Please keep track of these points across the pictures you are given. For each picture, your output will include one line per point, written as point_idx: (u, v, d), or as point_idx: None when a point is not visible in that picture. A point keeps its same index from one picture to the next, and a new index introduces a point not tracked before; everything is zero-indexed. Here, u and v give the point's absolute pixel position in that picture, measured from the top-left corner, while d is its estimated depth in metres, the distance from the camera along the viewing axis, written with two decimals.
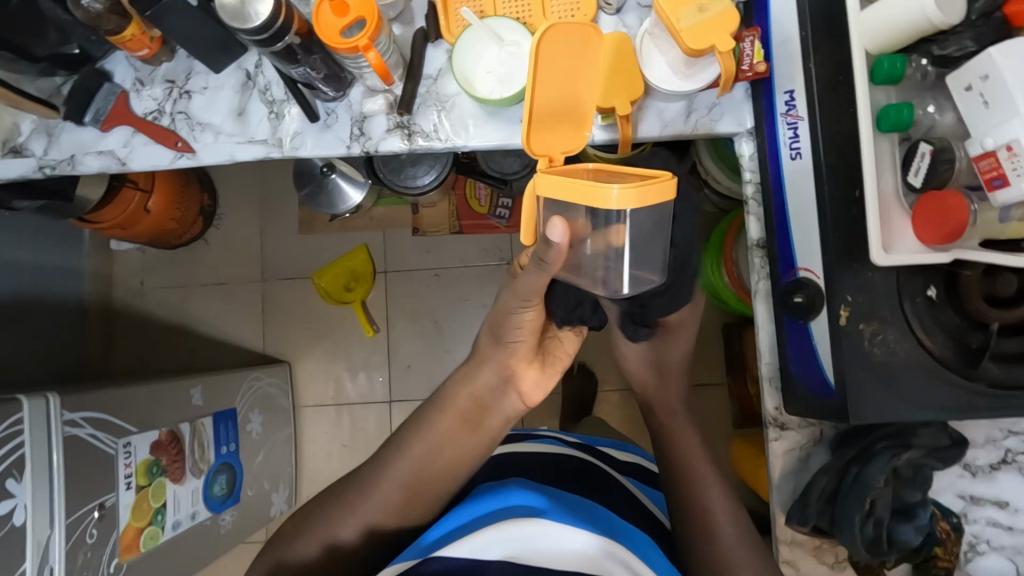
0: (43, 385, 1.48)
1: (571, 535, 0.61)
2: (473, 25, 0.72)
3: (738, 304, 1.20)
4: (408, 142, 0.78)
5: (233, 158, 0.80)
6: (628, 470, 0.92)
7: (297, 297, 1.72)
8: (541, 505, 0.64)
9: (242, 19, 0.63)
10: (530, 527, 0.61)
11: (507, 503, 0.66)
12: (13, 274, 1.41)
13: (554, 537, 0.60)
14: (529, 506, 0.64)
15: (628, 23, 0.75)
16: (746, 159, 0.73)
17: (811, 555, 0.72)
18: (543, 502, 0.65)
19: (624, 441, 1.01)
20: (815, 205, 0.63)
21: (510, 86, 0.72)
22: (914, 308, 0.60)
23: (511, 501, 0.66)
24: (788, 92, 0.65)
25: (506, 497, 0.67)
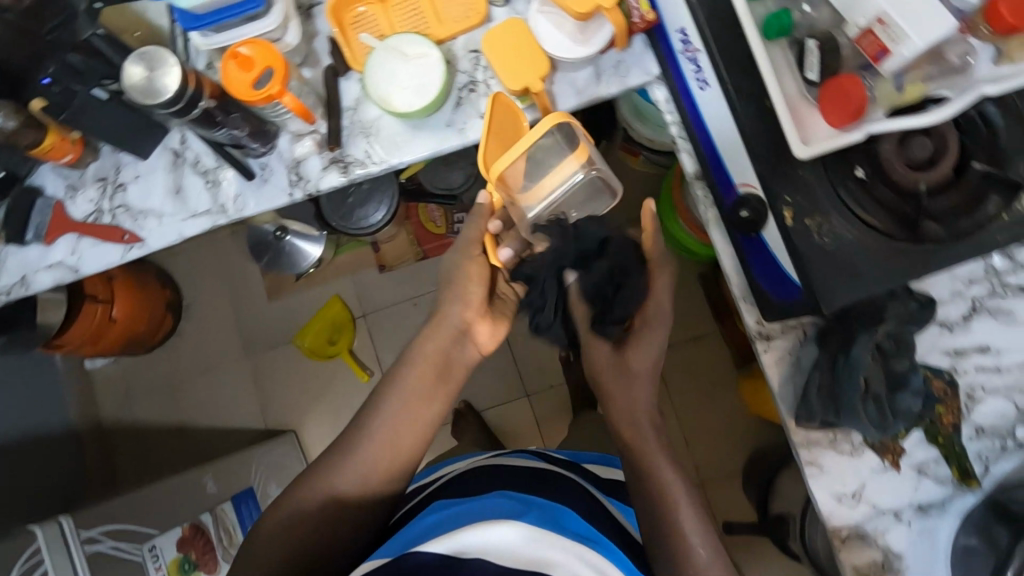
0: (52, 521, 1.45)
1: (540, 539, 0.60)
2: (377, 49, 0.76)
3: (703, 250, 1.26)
4: (346, 174, 0.80)
5: (182, 236, 0.81)
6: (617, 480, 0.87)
7: (285, 365, 1.71)
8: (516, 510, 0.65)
9: (153, 95, 0.64)
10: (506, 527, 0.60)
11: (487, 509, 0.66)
12: None
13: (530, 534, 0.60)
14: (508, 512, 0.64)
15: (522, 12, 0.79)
16: (663, 103, 0.77)
17: (829, 448, 0.73)
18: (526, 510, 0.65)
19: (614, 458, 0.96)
20: (734, 125, 0.67)
21: (429, 92, 0.75)
22: (848, 191, 0.65)
23: (487, 507, 0.66)
24: (680, 30, 0.70)
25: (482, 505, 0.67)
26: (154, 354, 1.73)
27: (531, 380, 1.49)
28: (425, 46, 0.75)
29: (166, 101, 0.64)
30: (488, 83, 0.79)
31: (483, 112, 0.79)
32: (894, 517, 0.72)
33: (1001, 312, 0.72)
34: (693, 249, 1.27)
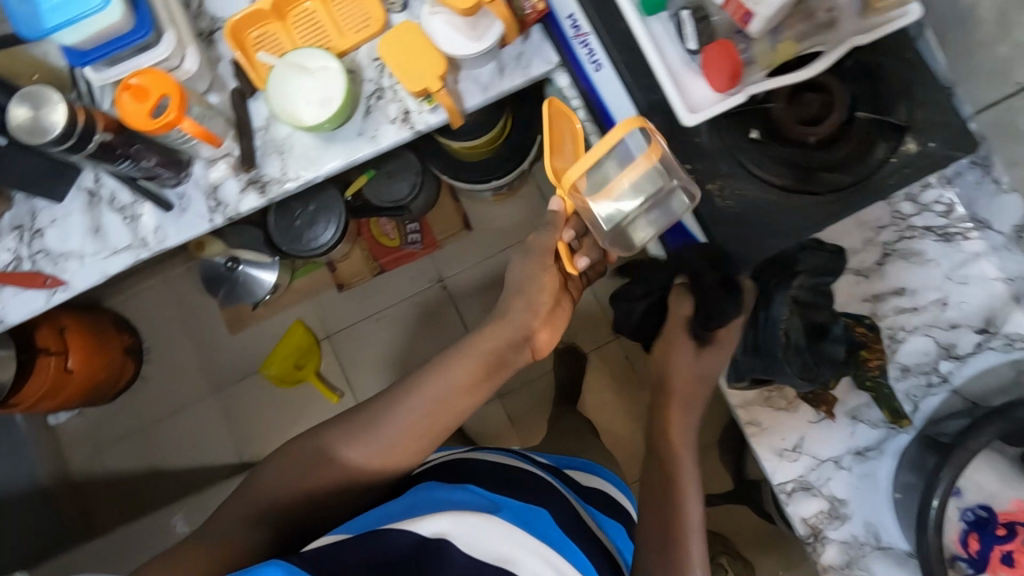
0: None
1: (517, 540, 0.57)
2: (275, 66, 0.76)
3: None
4: (264, 194, 0.80)
5: (106, 274, 0.80)
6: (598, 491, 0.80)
7: (254, 396, 1.70)
8: (489, 504, 0.61)
9: (41, 133, 0.64)
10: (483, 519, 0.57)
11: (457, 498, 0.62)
12: None
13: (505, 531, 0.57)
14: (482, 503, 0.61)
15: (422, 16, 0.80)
16: (567, 89, 0.79)
17: (764, 404, 0.75)
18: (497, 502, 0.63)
19: (601, 468, 0.90)
20: (629, 101, 0.69)
21: (334, 103, 0.75)
22: (743, 151, 0.67)
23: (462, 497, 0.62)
24: (570, 15, 0.71)
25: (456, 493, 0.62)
26: (120, 400, 1.71)
27: None
28: (325, 59, 0.76)
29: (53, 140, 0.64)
30: (394, 88, 0.80)
31: (393, 117, 0.80)
32: (834, 464, 0.74)
33: (913, 253, 0.74)
34: None
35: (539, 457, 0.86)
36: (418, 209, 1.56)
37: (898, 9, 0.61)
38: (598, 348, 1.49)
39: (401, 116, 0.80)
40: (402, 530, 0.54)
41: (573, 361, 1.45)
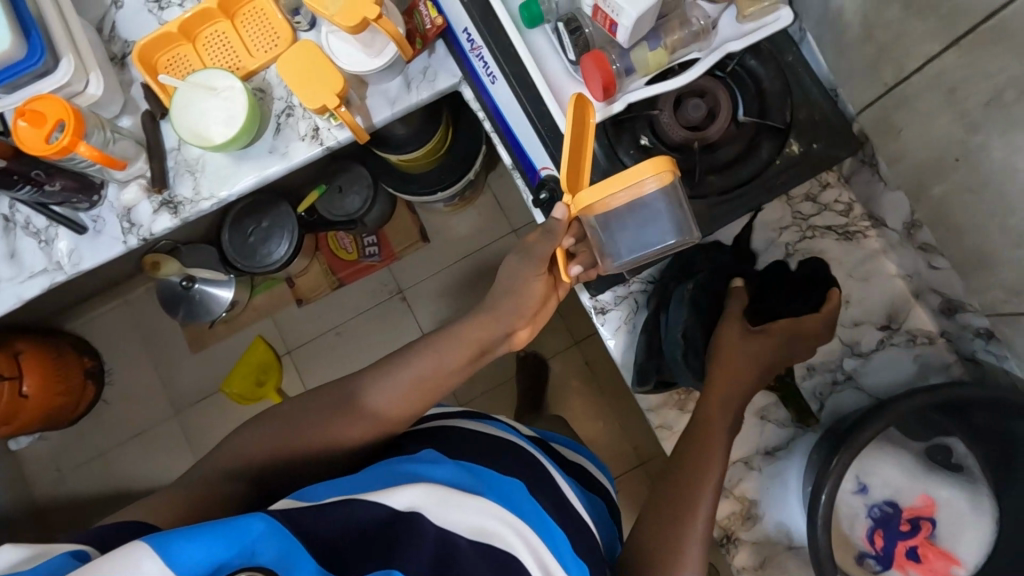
0: None
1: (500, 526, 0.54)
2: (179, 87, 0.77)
3: None
4: (176, 214, 0.81)
5: (23, 299, 0.81)
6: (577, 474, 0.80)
7: (216, 414, 1.70)
8: (479, 483, 0.57)
9: None
10: (468, 502, 0.53)
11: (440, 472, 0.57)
12: None
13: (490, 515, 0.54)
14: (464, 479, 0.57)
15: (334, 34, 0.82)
16: (473, 102, 0.80)
17: (674, 408, 0.75)
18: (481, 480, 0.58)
19: (584, 448, 0.89)
20: (521, 112, 0.70)
21: (239, 121, 0.76)
22: (632, 158, 0.68)
23: (446, 473, 0.57)
24: (465, 30, 0.73)
25: (440, 467, 0.57)
26: (83, 423, 1.70)
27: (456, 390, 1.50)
28: (230, 79, 0.77)
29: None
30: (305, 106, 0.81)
31: (303, 135, 0.81)
32: (745, 465, 0.74)
33: (816, 251, 0.75)
34: None
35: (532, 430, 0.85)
36: (372, 221, 1.58)
37: (769, 15, 0.61)
38: (555, 353, 1.50)
39: (311, 133, 0.81)
40: (371, 500, 0.50)
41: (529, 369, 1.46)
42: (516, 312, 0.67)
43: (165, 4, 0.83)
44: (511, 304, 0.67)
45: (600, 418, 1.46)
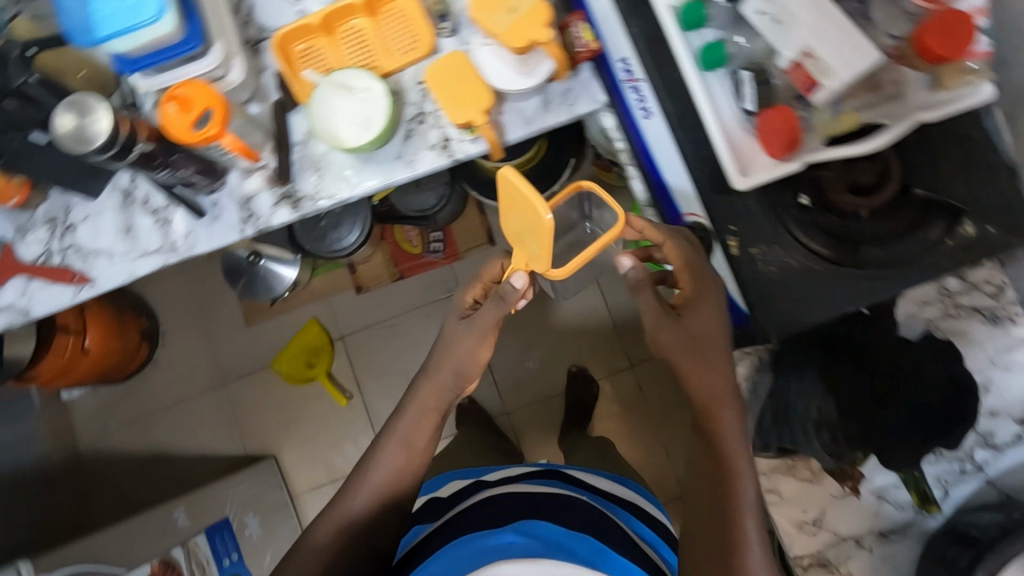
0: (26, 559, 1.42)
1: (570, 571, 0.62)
2: (321, 84, 0.75)
3: None
4: (296, 209, 0.79)
5: (133, 276, 0.80)
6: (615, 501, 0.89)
7: (263, 389, 1.70)
8: (547, 547, 0.65)
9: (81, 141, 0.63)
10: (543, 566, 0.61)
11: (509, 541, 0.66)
12: None
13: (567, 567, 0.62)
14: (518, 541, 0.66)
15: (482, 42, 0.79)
16: (613, 131, 0.77)
17: (787, 475, 0.73)
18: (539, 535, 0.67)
19: (628, 480, 0.97)
20: (676, 152, 0.68)
21: (377, 125, 0.75)
22: (791, 219, 0.64)
23: (516, 537, 0.66)
24: (623, 59, 0.70)
25: (513, 532, 0.67)
26: (131, 381, 1.72)
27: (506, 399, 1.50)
28: (369, 81, 0.75)
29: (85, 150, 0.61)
30: (436, 113, 0.79)
31: (432, 143, 0.79)
32: (856, 543, 0.71)
33: (956, 332, 0.71)
34: None
35: (565, 468, 0.94)
36: (441, 218, 1.54)
37: (969, 88, 0.57)
38: (610, 374, 1.47)
39: (441, 143, 0.79)
40: None
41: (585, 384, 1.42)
42: (458, 372, 0.76)
43: None
44: (453, 368, 0.76)
45: (650, 448, 1.43)
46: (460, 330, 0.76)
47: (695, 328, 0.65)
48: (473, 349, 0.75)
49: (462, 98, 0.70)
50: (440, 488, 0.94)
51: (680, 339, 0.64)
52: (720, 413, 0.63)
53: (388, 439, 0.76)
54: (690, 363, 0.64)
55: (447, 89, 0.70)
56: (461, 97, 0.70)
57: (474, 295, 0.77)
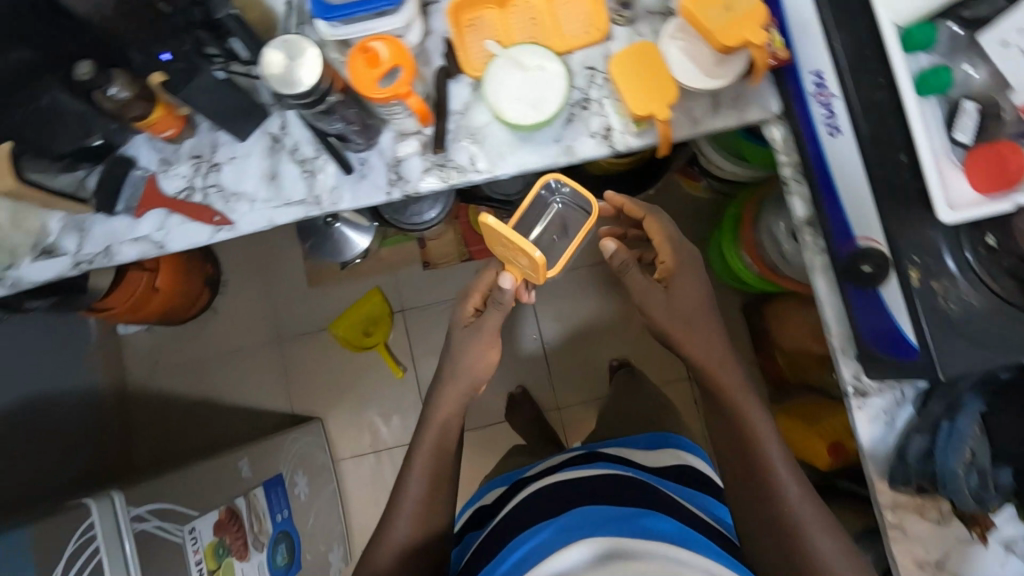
0: (74, 488, 1.43)
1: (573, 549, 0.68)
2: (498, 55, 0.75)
3: (754, 284, 1.33)
4: (446, 179, 0.78)
5: (272, 223, 0.79)
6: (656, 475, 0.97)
7: (319, 351, 1.70)
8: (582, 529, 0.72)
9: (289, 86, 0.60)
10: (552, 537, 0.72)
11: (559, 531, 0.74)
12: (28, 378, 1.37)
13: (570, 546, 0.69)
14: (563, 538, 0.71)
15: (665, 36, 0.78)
16: (780, 143, 0.76)
17: (914, 513, 0.72)
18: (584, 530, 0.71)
19: (668, 436, 1.07)
20: (861, 173, 0.66)
21: (548, 106, 0.73)
22: (977, 258, 0.63)
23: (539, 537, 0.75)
24: (816, 72, 0.68)
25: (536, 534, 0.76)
26: (187, 325, 1.71)
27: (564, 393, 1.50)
28: (547, 60, 0.74)
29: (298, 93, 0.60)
30: (601, 101, 0.77)
31: (593, 131, 0.77)
32: None
33: None
34: (745, 282, 1.35)
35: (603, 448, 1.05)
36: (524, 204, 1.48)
37: None
38: (669, 383, 1.48)
39: (602, 132, 0.77)
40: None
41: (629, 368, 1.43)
42: (472, 379, 0.87)
43: None
44: (468, 379, 0.86)
45: None
46: (474, 336, 0.86)
47: (682, 297, 0.82)
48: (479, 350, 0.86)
49: (649, 83, 0.70)
50: (488, 494, 1.07)
51: (672, 307, 0.81)
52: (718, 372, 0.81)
53: (421, 442, 0.86)
54: (686, 331, 0.81)
55: (639, 73, 0.71)
56: (648, 82, 0.70)
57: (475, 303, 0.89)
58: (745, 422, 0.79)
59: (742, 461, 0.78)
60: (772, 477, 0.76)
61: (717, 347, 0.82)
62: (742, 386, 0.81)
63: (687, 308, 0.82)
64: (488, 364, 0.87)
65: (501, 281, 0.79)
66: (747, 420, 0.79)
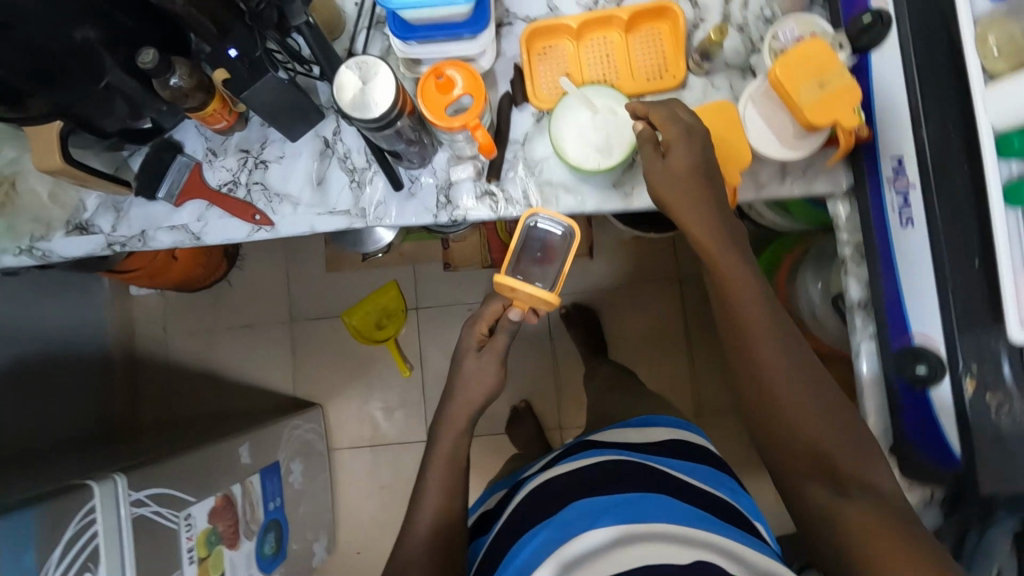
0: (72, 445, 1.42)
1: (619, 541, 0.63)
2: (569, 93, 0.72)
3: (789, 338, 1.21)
4: (495, 209, 0.76)
5: (313, 230, 0.77)
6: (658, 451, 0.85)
7: (329, 336, 1.68)
8: (598, 516, 0.67)
9: (360, 110, 0.57)
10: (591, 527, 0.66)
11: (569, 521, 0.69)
12: (34, 335, 1.35)
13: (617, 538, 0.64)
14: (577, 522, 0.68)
15: (740, 93, 0.75)
16: (842, 220, 0.74)
17: None
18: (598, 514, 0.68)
19: (658, 416, 0.95)
20: (933, 268, 0.65)
21: (615, 150, 0.71)
22: None
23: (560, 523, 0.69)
24: (897, 157, 0.67)
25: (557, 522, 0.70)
26: (201, 294, 1.70)
27: (569, 413, 1.49)
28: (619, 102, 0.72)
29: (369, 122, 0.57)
30: None
31: None
32: None
33: None
34: None
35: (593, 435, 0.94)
36: None
37: None
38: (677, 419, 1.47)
39: None
40: None
41: (586, 324, 1.44)
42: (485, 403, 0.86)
43: None
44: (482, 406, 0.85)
45: None
46: (487, 362, 0.85)
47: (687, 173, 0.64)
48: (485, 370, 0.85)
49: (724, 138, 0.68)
50: (489, 505, 1.00)
51: (675, 176, 0.64)
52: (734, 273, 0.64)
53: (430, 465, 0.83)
54: (684, 200, 0.64)
55: (719, 130, 0.68)
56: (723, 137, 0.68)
57: (481, 331, 0.86)
58: (755, 343, 0.63)
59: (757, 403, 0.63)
60: (798, 424, 0.60)
61: (723, 228, 0.65)
62: (755, 284, 0.64)
63: (691, 185, 0.64)
64: (492, 385, 0.85)
65: (511, 314, 0.80)
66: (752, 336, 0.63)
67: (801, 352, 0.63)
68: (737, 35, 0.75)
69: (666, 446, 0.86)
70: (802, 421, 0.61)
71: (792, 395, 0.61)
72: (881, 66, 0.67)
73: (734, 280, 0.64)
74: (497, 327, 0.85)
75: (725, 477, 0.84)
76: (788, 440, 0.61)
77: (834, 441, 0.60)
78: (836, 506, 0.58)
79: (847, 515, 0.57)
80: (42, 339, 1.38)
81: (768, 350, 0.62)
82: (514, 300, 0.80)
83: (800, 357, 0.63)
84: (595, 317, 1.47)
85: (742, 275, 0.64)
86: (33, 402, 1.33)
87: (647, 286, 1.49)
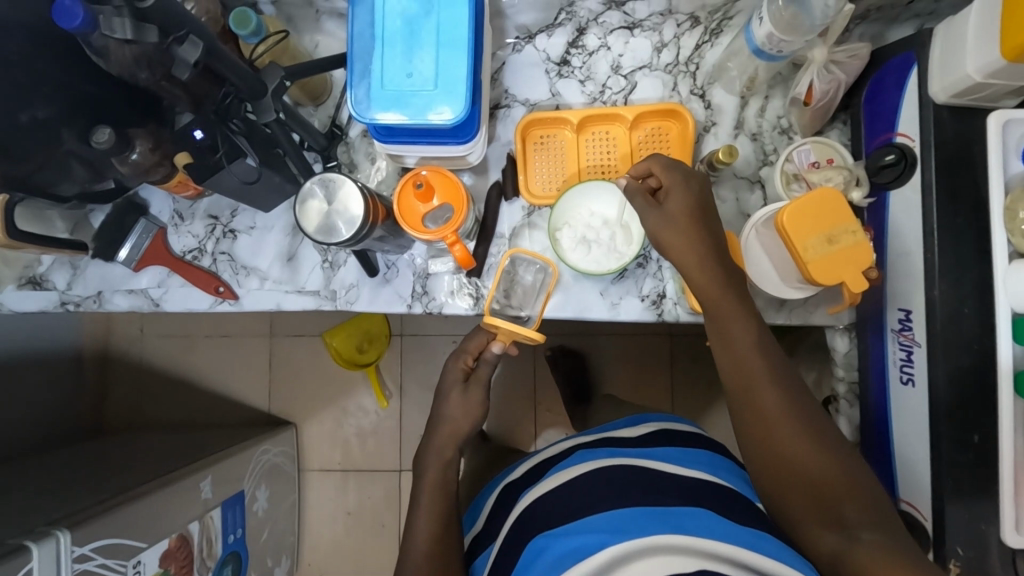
0: (54, 446, 1.30)
1: (684, 556, 0.49)
2: (599, 195, 0.67)
3: None
4: (474, 306, 0.71)
5: (280, 308, 0.73)
6: (651, 440, 0.70)
7: (305, 355, 1.44)
8: (599, 535, 0.53)
9: (325, 233, 0.57)
10: (647, 538, 0.51)
11: (570, 545, 0.53)
12: (23, 326, 1.20)
13: (679, 554, 0.49)
14: (580, 547, 0.53)
15: (746, 208, 0.69)
16: (840, 355, 0.71)
17: None
18: (599, 533, 0.53)
19: (648, 413, 0.79)
20: (927, 440, 0.59)
21: (594, 252, 0.66)
22: None
23: (595, 537, 0.53)
24: (904, 311, 0.61)
25: (591, 533, 0.54)
26: None
27: None
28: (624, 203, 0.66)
29: (339, 244, 0.56)
30: (661, 263, 0.70)
31: (644, 294, 0.70)
32: None
33: None
34: None
35: (574, 436, 0.78)
36: None
37: None
38: None
39: (654, 297, 0.70)
40: None
41: (569, 372, 1.19)
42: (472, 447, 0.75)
43: (567, 74, 0.72)
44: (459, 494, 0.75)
45: None
46: (474, 397, 0.74)
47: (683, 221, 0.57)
48: (471, 404, 0.74)
49: None
50: (481, 517, 0.76)
51: (673, 220, 0.57)
52: (733, 334, 0.57)
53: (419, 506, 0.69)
54: (685, 245, 0.57)
55: None
56: None
57: (462, 366, 0.74)
58: (765, 399, 0.55)
59: (760, 460, 0.55)
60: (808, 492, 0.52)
61: (716, 264, 0.57)
62: (766, 343, 0.57)
63: (700, 233, 0.57)
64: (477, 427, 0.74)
65: (492, 348, 0.71)
66: (765, 390, 0.55)
67: (796, 382, 0.56)
68: (750, 143, 0.70)
69: (657, 439, 0.70)
70: (813, 467, 0.53)
71: (800, 453, 0.53)
72: (899, 207, 0.62)
73: (746, 351, 0.56)
74: (480, 360, 0.74)
75: (729, 463, 0.69)
76: (803, 495, 0.53)
77: (855, 493, 0.51)
78: (847, 551, 0.49)
79: (862, 553, 0.48)
80: (26, 333, 1.22)
81: (779, 429, 0.54)
82: (495, 334, 0.71)
83: (809, 411, 0.55)
84: (581, 364, 1.21)
85: (752, 349, 0.56)
86: (11, 403, 1.18)
87: (647, 341, 1.23)
